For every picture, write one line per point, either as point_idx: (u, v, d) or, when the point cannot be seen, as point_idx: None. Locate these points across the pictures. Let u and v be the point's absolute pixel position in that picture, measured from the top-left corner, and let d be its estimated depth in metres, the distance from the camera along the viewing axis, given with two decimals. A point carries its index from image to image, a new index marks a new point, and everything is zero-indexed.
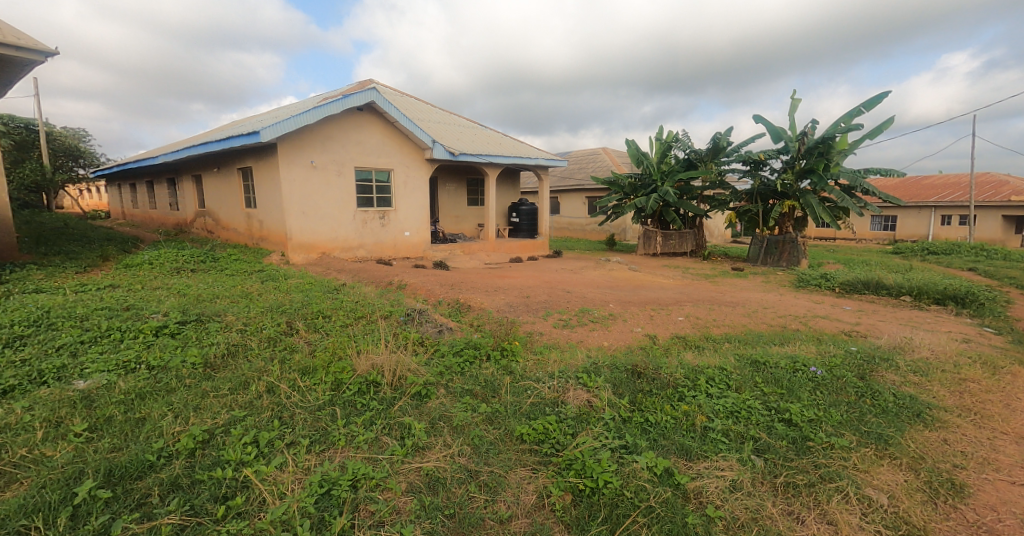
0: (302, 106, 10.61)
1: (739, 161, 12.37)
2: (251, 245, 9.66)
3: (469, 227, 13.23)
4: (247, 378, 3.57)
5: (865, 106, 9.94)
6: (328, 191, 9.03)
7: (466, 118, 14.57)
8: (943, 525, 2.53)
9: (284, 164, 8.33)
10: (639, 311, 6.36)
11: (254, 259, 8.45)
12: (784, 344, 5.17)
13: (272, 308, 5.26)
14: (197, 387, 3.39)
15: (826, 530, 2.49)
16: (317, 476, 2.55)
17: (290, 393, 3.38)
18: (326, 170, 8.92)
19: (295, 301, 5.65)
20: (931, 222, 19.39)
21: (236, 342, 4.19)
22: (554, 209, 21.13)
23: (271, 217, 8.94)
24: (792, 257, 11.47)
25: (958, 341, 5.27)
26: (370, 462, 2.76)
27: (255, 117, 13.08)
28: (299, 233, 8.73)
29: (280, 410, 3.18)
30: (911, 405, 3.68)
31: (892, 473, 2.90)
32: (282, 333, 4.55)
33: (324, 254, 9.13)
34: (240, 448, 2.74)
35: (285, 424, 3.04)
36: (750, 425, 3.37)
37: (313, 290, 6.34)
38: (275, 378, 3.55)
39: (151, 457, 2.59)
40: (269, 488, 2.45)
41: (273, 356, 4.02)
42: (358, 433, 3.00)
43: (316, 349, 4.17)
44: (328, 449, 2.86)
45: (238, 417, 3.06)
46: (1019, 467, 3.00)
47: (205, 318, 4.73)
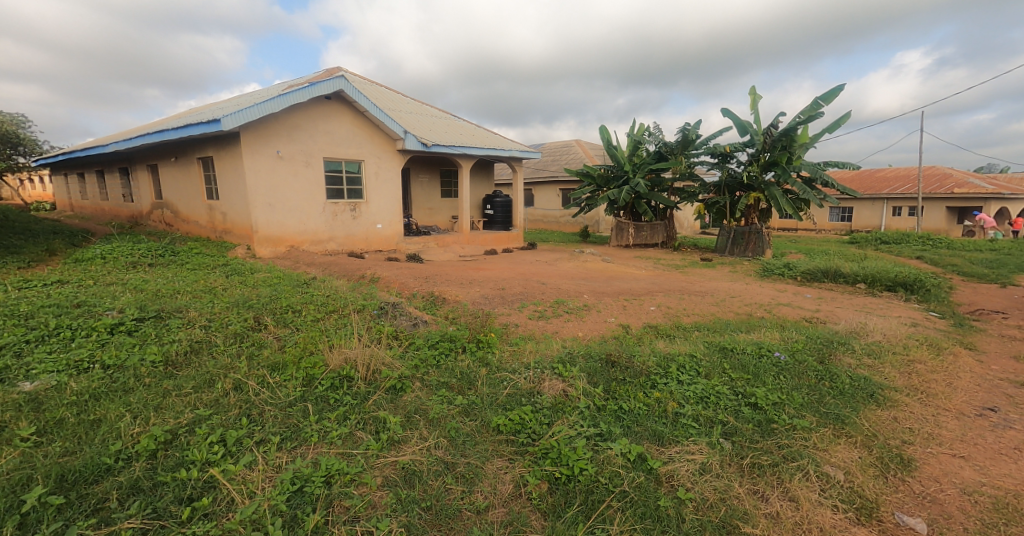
0: (266, 94, 10.30)
1: (707, 153, 12.65)
2: (214, 239, 9.37)
3: (443, 219, 13.19)
4: (212, 374, 3.51)
5: (823, 99, 10.31)
6: (296, 182, 8.83)
7: (439, 108, 14.41)
8: (894, 497, 2.71)
9: (248, 154, 8.08)
10: (613, 301, 6.49)
11: (217, 253, 8.19)
12: (749, 331, 5.40)
13: (238, 303, 5.15)
14: (158, 386, 3.32)
15: (787, 507, 2.63)
16: (289, 474, 2.55)
17: (260, 390, 3.34)
18: (293, 160, 8.71)
19: (263, 296, 5.54)
20: (884, 213, 20.34)
21: (199, 339, 4.10)
22: (528, 201, 21.20)
23: (235, 210, 8.68)
24: (757, 247, 11.89)
25: (908, 325, 5.60)
26: (344, 457, 2.77)
27: (216, 105, 12.62)
28: (266, 225, 8.49)
29: (249, 408, 3.15)
30: (864, 387, 3.91)
31: (848, 451, 3.09)
32: (249, 328, 4.47)
33: (293, 247, 8.94)
34: (206, 447, 2.71)
35: (254, 422, 3.02)
36: (718, 410, 3.52)
37: (282, 284, 6.23)
38: (242, 375, 3.50)
39: (108, 460, 2.54)
40: (237, 487, 2.43)
41: (240, 352, 3.96)
42: (332, 428, 3.00)
43: (285, 344, 4.12)
44: (300, 446, 2.85)
45: (203, 416, 3.01)
46: (960, 440, 3.24)
47: (166, 315, 4.60)
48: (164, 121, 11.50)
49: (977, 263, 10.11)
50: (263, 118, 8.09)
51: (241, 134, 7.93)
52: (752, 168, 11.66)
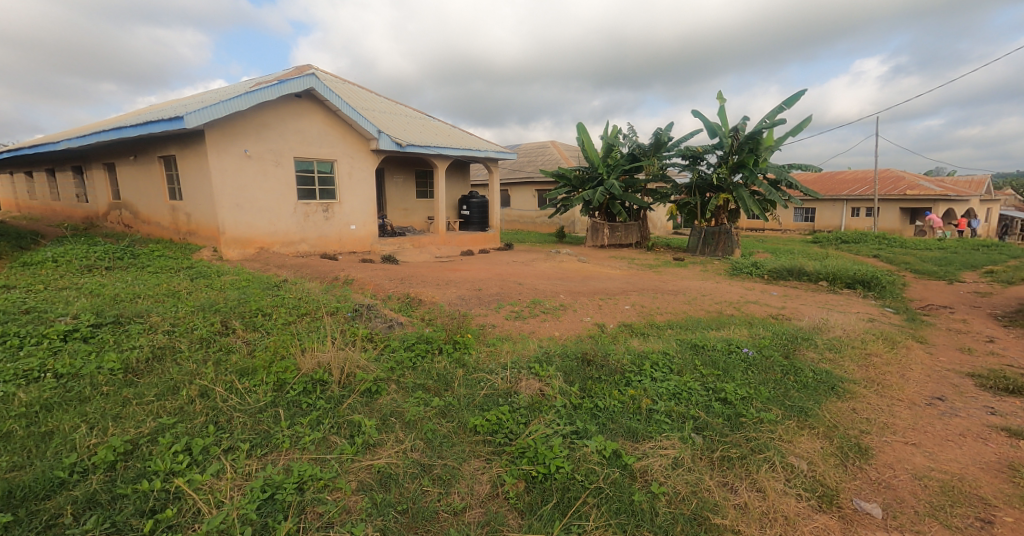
0: (233, 91, 10.05)
1: (679, 155, 12.92)
2: (177, 240, 9.09)
3: (418, 220, 13.11)
4: (176, 381, 3.43)
5: (786, 104, 10.67)
6: (266, 181, 8.64)
7: (413, 108, 14.31)
8: (854, 485, 2.85)
9: (214, 153, 7.86)
10: (588, 301, 6.58)
11: (181, 255, 7.95)
12: (719, 329, 5.56)
13: (204, 307, 5.03)
14: (117, 395, 3.22)
15: (755, 497, 2.74)
16: (259, 481, 2.51)
17: (227, 396, 3.28)
18: (262, 160, 8.53)
19: (230, 299, 5.42)
20: (844, 213, 21.18)
21: (161, 344, 3.99)
22: (505, 202, 21.23)
23: (200, 210, 8.44)
24: (726, 247, 12.23)
25: (865, 320, 5.87)
26: (317, 462, 2.75)
27: (178, 101, 12.19)
28: (233, 226, 8.28)
29: (216, 415, 3.08)
30: (826, 380, 4.09)
31: (811, 441, 3.22)
32: (216, 333, 4.37)
33: (262, 248, 8.74)
34: (170, 457, 2.64)
35: (222, 430, 2.96)
36: (690, 405, 3.62)
37: (251, 287, 6.09)
38: (209, 381, 3.42)
39: (62, 474, 2.45)
40: (204, 497, 2.38)
41: (207, 358, 3.86)
42: (305, 434, 2.97)
43: (255, 349, 4.05)
44: (271, 453, 2.81)
45: (166, 424, 2.93)
46: (912, 429, 3.43)
47: (125, 320, 4.46)
48: (123, 118, 11.10)
49: (928, 261, 10.63)
50: (230, 116, 7.89)
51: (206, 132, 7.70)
52: (721, 170, 11.98)
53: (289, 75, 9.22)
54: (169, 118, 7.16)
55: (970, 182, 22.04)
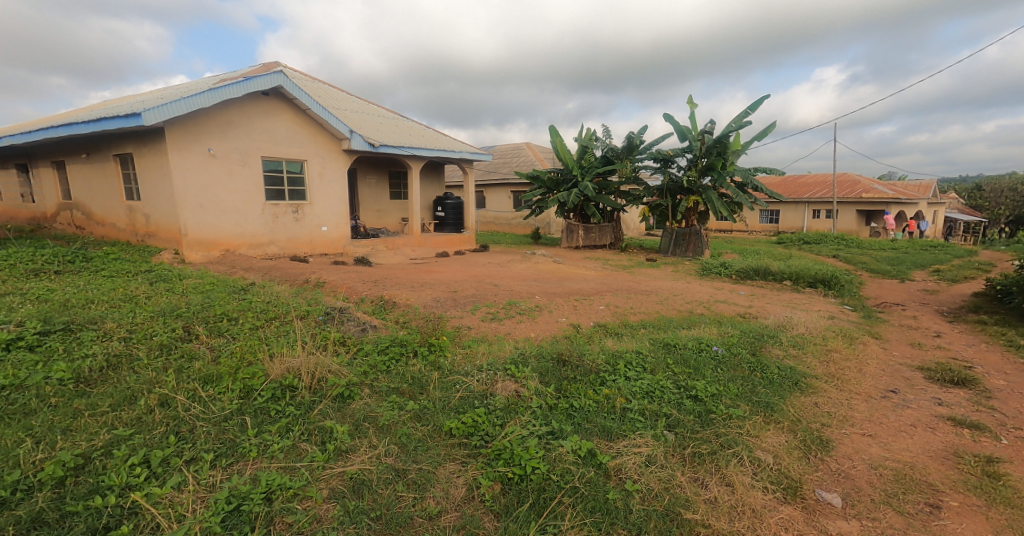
0: (195, 87, 9.74)
1: (651, 158, 13.17)
2: (135, 242, 8.75)
3: (392, 221, 12.98)
4: (133, 391, 3.31)
5: (751, 109, 11.02)
6: (232, 182, 8.40)
7: (386, 108, 14.15)
8: (815, 476, 2.97)
9: (176, 152, 7.61)
10: (564, 302, 6.65)
11: (139, 258, 7.65)
12: (690, 328, 5.69)
13: (164, 312, 4.87)
14: (66, 407, 3.09)
15: (724, 491, 2.81)
16: (224, 493, 2.46)
17: (189, 405, 3.18)
18: (228, 159, 8.29)
19: (193, 304, 5.26)
20: (806, 215, 21.99)
21: (117, 352, 3.84)
22: (480, 203, 21.21)
23: (160, 211, 8.14)
24: (697, 247, 12.55)
25: (826, 318, 6.12)
26: (287, 471, 2.70)
27: (135, 97, 11.72)
28: (196, 228, 8.02)
29: (177, 425, 2.99)
30: (790, 376, 4.25)
31: (776, 435, 3.34)
32: (178, 339, 4.24)
33: (228, 251, 8.50)
34: (127, 470, 2.55)
35: (184, 440, 2.88)
36: (662, 403, 3.71)
37: (216, 291, 5.93)
38: (169, 390, 3.32)
39: (3, 492, 2.33)
40: (163, 511, 2.32)
41: (168, 365, 3.73)
42: (273, 442, 2.91)
43: (220, 355, 3.94)
44: (236, 462, 2.75)
45: (122, 436, 2.83)
46: (868, 420, 3.60)
47: (76, 327, 4.27)
48: (74, 114, 10.60)
49: (882, 261, 11.15)
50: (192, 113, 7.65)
51: (166, 129, 7.44)
52: (690, 172, 12.28)
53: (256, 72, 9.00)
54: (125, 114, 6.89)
55: (919, 186, 23.27)
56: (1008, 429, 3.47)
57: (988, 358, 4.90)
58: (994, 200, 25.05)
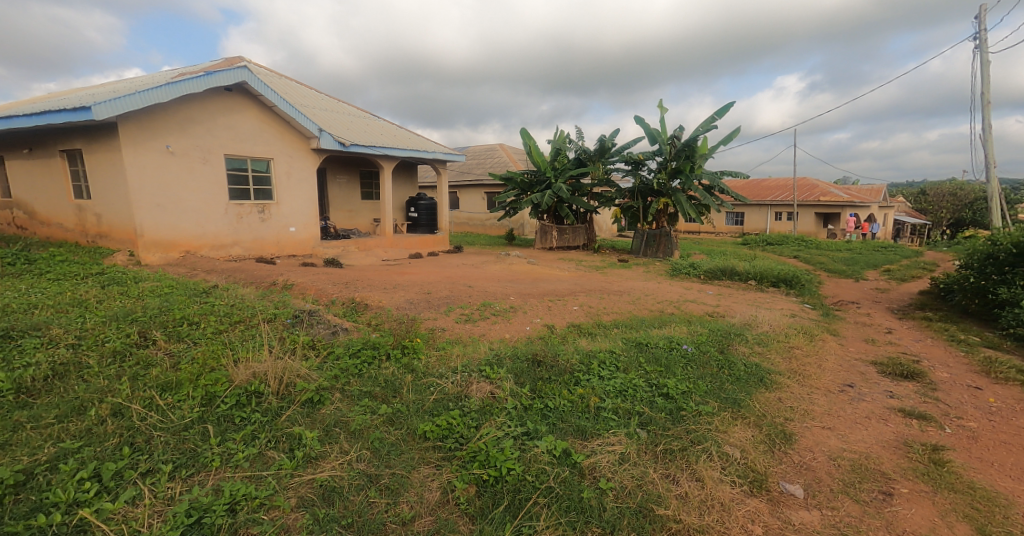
0: (153, 81, 9.37)
1: (623, 160, 13.39)
2: (85, 244, 8.38)
3: (364, 222, 12.81)
4: (82, 401, 3.17)
5: (718, 114, 11.35)
6: (192, 180, 8.13)
7: (357, 107, 13.95)
8: (780, 468, 3.10)
9: (132, 149, 7.32)
10: (538, 302, 6.71)
11: (90, 260, 7.32)
12: (661, 327, 5.83)
13: (117, 317, 4.68)
14: (6, 419, 2.94)
15: (694, 486, 2.90)
16: (184, 505, 2.39)
17: (146, 414, 3.08)
18: (188, 157, 8.03)
19: (150, 308, 5.07)
20: (768, 217, 22.81)
21: (64, 361, 3.67)
22: (453, 204, 21.12)
23: (114, 210, 7.81)
24: (667, 248, 12.85)
25: (788, 316, 6.37)
26: (252, 480, 2.65)
27: (86, 89, 11.17)
28: (153, 228, 7.73)
29: (131, 436, 2.89)
30: (756, 372, 4.41)
31: (743, 430, 3.47)
32: (133, 345, 4.09)
33: (188, 252, 8.22)
34: (75, 486, 2.45)
35: (139, 452, 2.78)
36: (635, 402, 3.79)
37: (175, 294, 5.74)
38: (123, 399, 3.19)
39: None
40: (116, 527, 2.24)
41: (121, 373, 3.60)
42: (237, 450, 2.85)
43: (179, 362, 3.82)
44: (197, 473, 2.68)
45: (70, 449, 2.71)
46: (827, 414, 3.77)
47: (18, 334, 4.06)
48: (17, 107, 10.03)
49: (839, 261, 11.67)
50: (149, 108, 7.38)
51: (121, 125, 7.16)
52: (660, 175, 12.56)
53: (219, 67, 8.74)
54: (74, 107, 6.59)
55: (871, 189, 24.41)
56: (952, 419, 3.69)
57: (934, 352, 5.20)
58: (938, 202, 25.95)
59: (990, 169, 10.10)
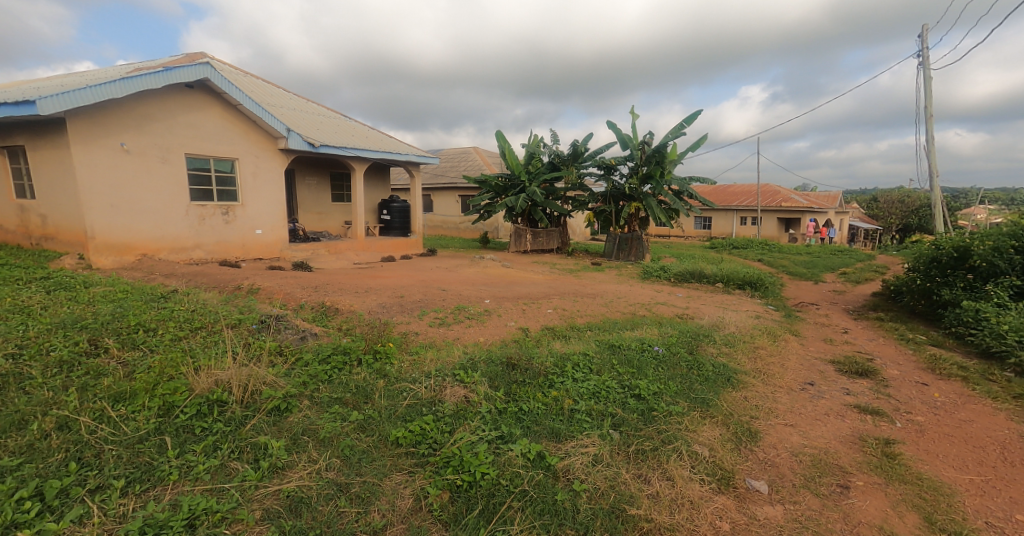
0: (108, 75, 8.98)
1: (595, 165, 13.57)
2: (31, 247, 7.95)
3: (334, 224, 12.59)
4: (24, 414, 2.99)
5: (686, 122, 11.64)
6: (150, 180, 7.84)
7: (327, 107, 13.71)
8: (746, 465, 3.20)
9: (84, 147, 7.01)
10: (512, 306, 6.73)
11: (36, 264, 6.94)
12: (633, 329, 5.93)
13: (66, 324, 4.46)
14: None
15: (665, 485, 2.96)
16: (139, 522, 2.30)
17: (96, 427, 2.94)
18: (146, 156, 7.74)
19: (103, 314, 4.86)
20: (734, 222, 23.52)
21: (5, 372, 3.47)
22: (426, 207, 20.97)
23: (64, 211, 7.45)
24: (638, 252, 13.09)
25: (753, 317, 6.58)
26: (213, 493, 2.57)
27: (34, 82, 10.58)
28: (107, 231, 7.41)
29: (79, 450, 2.75)
30: (723, 372, 4.53)
31: (711, 429, 3.56)
32: (82, 354, 3.90)
33: (145, 256, 7.91)
34: (14, 506, 2.31)
35: (87, 467, 2.65)
36: (608, 403, 3.85)
37: (130, 300, 5.52)
38: (70, 411, 3.03)
39: None
40: None
41: (69, 384, 3.42)
42: (197, 463, 2.77)
43: (135, 371, 3.67)
44: (152, 488, 2.58)
45: (9, 466, 2.56)
46: (789, 411, 3.91)
47: None
48: None
49: (801, 264, 12.14)
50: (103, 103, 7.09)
51: (71, 121, 6.85)
52: (632, 180, 12.80)
53: (179, 63, 8.47)
54: (19, 101, 6.26)
55: (829, 196, 25.50)
56: (902, 413, 3.90)
57: (887, 351, 5.47)
58: (888, 209, 27.35)
59: (933, 179, 10.70)
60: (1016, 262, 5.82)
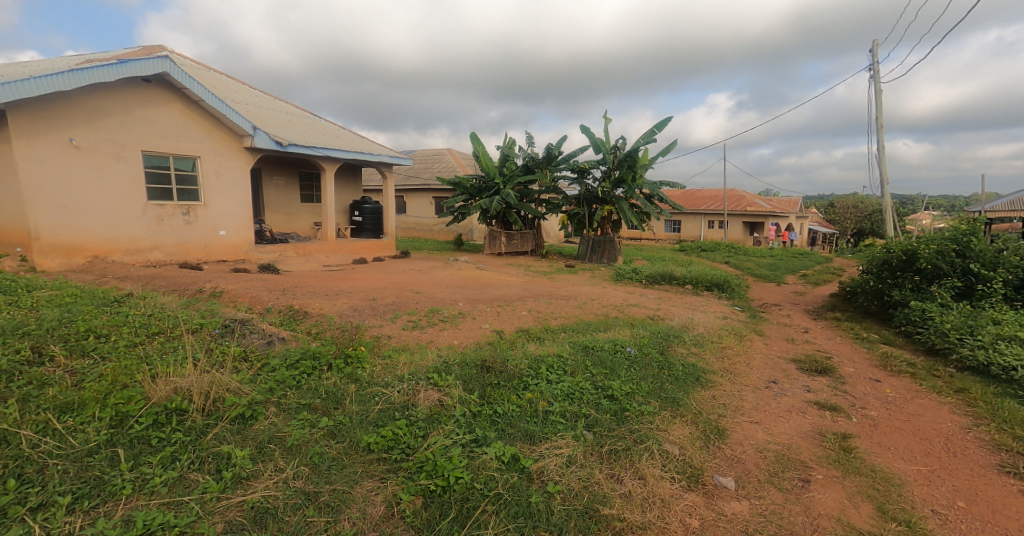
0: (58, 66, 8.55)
1: (569, 168, 13.71)
2: None
3: (304, 226, 12.33)
4: None
5: (657, 128, 11.90)
6: (103, 178, 7.52)
7: (296, 106, 13.41)
8: (714, 463, 3.29)
9: (28, 142, 6.67)
10: (486, 308, 6.74)
11: None
12: (606, 330, 6.02)
13: (8, 330, 4.21)
14: None
15: (637, 484, 3.02)
16: None
17: (40, 440, 2.78)
18: (98, 153, 7.42)
19: (49, 319, 4.62)
20: (702, 225, 24.13)
21: None
22: (400, 209, 20.75)
23: (8, 210, 7.07)
24: (611, 254, 13.28)
25: (721, 318, 6.78)
26: (171, 507, 2.48)
27: None
28: (55, 231, 7.06)
29: (21, 466, 2.60)
30: (692, 372, 4.65)
31: (682, 428, 3.66)
32: (26, 363, 3.68)
33: (97, 257, 7.57)
34: None
35: (29, 484, 2.51)
36: (582, 404, 3.90)
37: (79, 304, 5.27)
38: (10, 424, 2.85)
39: None
40: None
41: (9, 394, 3.22)
42: (152, 475, 2.67)
43: (84, 380, 3.50)
44: (102, 504, 2.46)
45: None
46: (755, 409, 4.05)
47: None
48: None
49: (764, 267, 12.56)
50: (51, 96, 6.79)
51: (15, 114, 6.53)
52: (604, 184, 13.00)
53: (135, 56, 8.16)
54: None
55: (790, 200, 26.50)
56: (857, 409, 4.08)
57: (844, 349, 5.72)
58: (844, 214, 28.58)
59: (883, 187, 11.23)
60: (957, 265, 6.21)
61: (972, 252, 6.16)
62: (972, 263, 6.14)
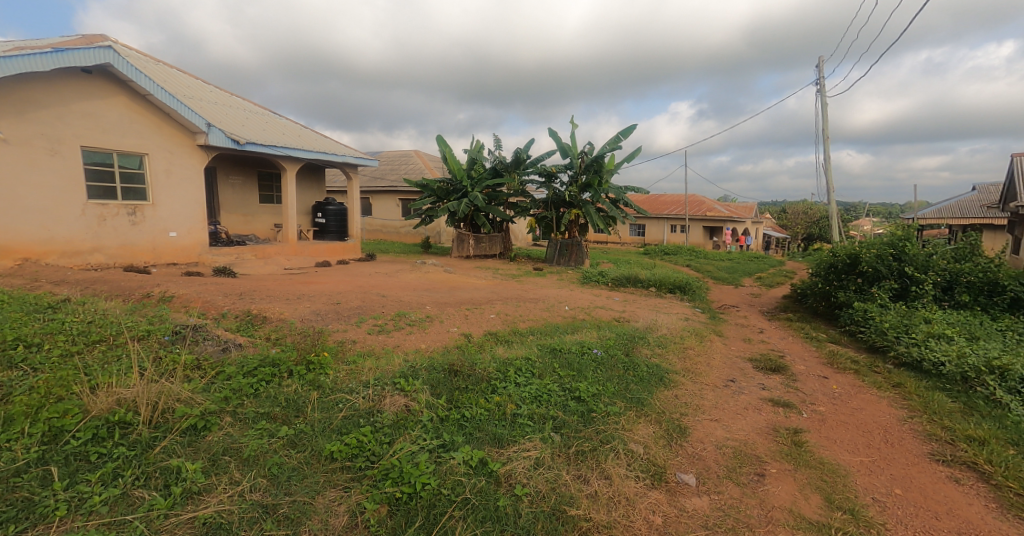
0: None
1: (537, 172, 13.83)
2: None
3: (264, 227, 11.94)
4: None
5: (622, 134, 12.18)
6: (37, 175, 7.10)
7: (253, 103, 12.98)
8: (676, 460, 3.39)
9: None
10: (454, 311, 6.71)
11: None
12: (573, 333, 6.10)
13: None
14: None
15: (603, 484, 3.07)
16: None
17: None
18: (31, 149, 7.01)
19: None
20: (665, 230, 24.76)
21: None
22: (365, 211, 20.38)
23: None
24: (578, 257, 13.45)
25: (682, 319, 6.97)
26: (110, 528, 2.36)
27: None
28: None
29: None
30: (656, 372, 4.77)
31: (646, 427, 3.75)
32: None
33: (29, 260, 7.13)
34: None
35: None
36: (549, 406, 3.94)
37: (9, 311, 4.92)
38: None
39: None
40: None
41: None
42: (91, 494, 2.53)
43: (14, 393, 3.27)
44: (30, 527, 2.31)
45: None
46: (714, 407, 4.19)
47: None
48: None
49: (723, 270, 13.01)
50: None
51: None
52: (571, 188, 13.19)
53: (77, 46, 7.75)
54: None
55: (746, 206, 27.58)
56: (808, 405, 4.29)
57: (796, 348, 6.00)
58: (796, 219, 29.96)
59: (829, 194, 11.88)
60: (894, 268, 6.66)
61: (907, 256, 6.63)
62: (907, 266, 6.60)
